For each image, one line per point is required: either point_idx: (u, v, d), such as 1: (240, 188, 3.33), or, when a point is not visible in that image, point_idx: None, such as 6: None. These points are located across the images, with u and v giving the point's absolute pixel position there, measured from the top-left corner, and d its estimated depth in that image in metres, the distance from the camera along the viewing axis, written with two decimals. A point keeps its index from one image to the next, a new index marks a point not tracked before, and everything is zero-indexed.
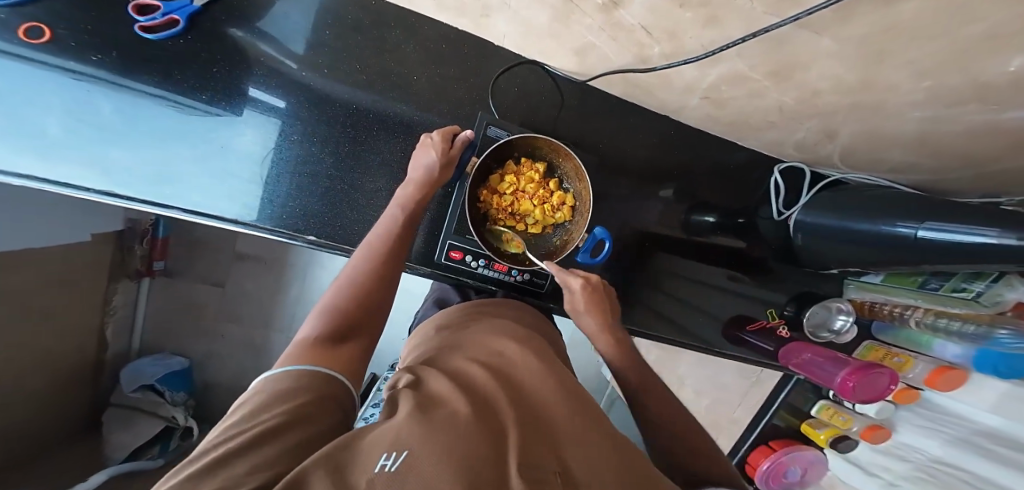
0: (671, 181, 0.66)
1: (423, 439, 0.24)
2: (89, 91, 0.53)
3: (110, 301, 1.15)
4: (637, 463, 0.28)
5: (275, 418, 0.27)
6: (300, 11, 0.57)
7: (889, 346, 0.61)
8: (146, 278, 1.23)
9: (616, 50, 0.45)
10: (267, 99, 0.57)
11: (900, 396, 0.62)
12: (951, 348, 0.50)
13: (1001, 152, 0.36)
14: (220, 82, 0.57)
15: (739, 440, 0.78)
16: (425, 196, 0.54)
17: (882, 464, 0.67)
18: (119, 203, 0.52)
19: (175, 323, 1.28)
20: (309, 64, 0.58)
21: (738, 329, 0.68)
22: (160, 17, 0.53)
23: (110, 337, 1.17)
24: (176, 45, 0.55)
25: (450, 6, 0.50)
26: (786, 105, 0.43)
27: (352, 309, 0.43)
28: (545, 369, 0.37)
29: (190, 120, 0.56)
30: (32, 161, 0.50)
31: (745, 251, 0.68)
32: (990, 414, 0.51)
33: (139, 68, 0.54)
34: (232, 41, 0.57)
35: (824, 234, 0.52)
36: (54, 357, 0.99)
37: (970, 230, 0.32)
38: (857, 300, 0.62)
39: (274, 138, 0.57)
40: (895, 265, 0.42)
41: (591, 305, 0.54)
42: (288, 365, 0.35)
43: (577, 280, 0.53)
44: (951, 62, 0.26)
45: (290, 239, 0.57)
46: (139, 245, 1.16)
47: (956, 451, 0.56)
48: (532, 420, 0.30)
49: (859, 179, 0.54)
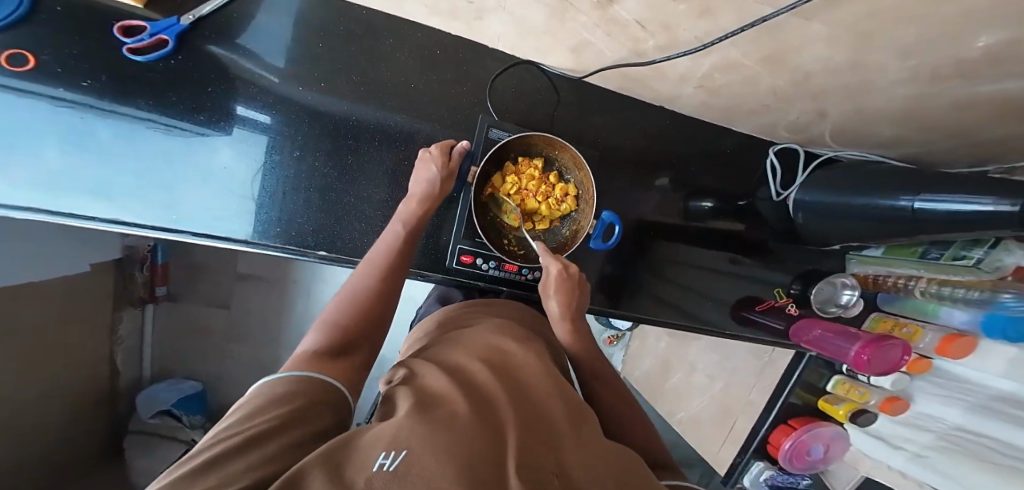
0: (667, 170, 0.67)
1: (422, 436, 0.24)
2: (83, 117, 0.52)
3: (116, 330, 1.10)
4: (632, 466, 0.28)
5: (269, 422, 0.27)
6: (283, 23, 0.56)
7: (896, 317, 0.62)
8: (150, 304, 1.18)
9: (611, 45, 0.45)
10: (260, 116, 0.57)
11: (913, 366, 0.60)
12: (958, 315, 0.51)
13: (987, 121, 0.37)
14: (218, 101, 0.56)
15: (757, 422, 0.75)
16: (427, 211, 0.54)
17: (903, 435, 0.64)
18: (129, 230, 0.54)
19: (180, 348, 1.25)
20: (301, 79, 0.57)
21: (750, 310, 0.70)
22: (148, 38, 0.52)
23: (121, 366, 1.14)
24: (166, 66, 0.54)
25: (443, 11, 0.50)
26: (779, 89, 0.44)
27: (352, 325, 0.43)
28: (543, 370, 0.38)
29: (183, 142, 0.55)
30: (34, 193, 0.50)
31: (745, 234, 0.69)
32: (1003, 379, 0.49)
33: (130, 92, 0.53)
34: (215, 58, 0.56)
35: (823, 212, 0.54)
36: (68, 391, 0.97)
37: (963, 201, 0.33)
38: (861, 274, 0.64)
39: (266, 154, 0.58)
40: (894, 237, 0.44)
41: (560, 295, 0.53)
42: (284, 373, 0.35)
43: (555, 267, 0.53)
44: (935, 42, 0.27)
45: (300, 255, 0.59)
46: (139, 272, 1.11)
47: (979, 419, 0.53)
48: (531, 419, 0.30)
49: (853, 155, 0.57)
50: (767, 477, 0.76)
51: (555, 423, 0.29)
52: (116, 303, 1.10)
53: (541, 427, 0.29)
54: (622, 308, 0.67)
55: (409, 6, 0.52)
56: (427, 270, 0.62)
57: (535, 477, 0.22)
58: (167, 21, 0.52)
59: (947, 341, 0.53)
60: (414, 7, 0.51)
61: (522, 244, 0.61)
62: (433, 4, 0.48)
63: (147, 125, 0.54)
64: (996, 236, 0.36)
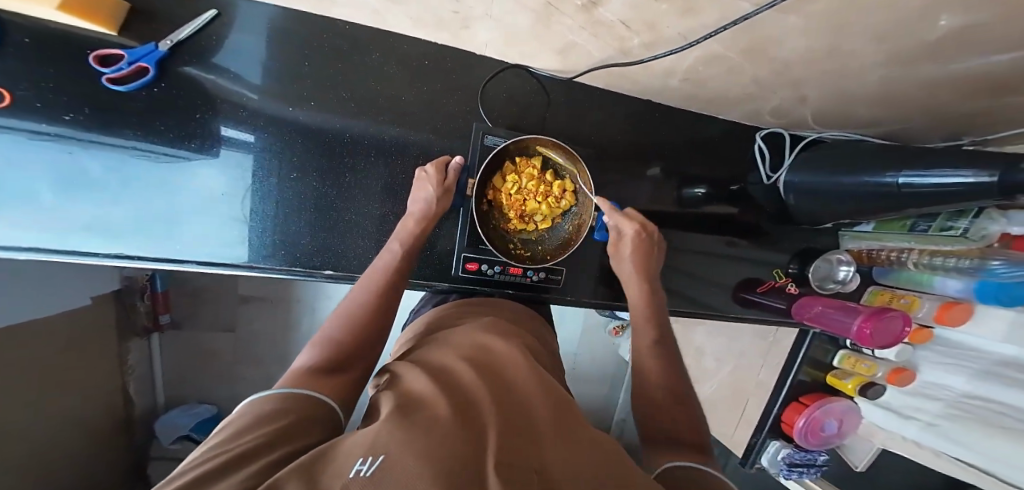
0: (659, 160, 0.69)
1: (401, 443, 0.25)
2: (73, 152, 0.51)
3: (126, 361, 1.10)
4: (611, 458, 0.29)
5: (257, 439, 0.27)
6: (256, 40, 0.54)
7: (892, 289, 0.64)
8: (154, 333, 1.15)
9: (598, 45, 0.46)
10: (242, 135, 0.56)
11: (914, 337, 0.61)
12: (951, 284, 0.52)
13: (963, 96, 0.39)
14: (208, 126, 0.55)
15: (769, 403, 0.76)
16: (424, 229, 0.54)
17: (913, 405, 0.62)
18: (130, 262, 0.55)
19: (189, 375, 1.23)
20: (279, 96, 0.56)
21: (751, 292, 0.72)
22: (127, 67, 0.49)
23: (134, 394, 1.14)
24: (149, 95, 0.52)
25: (430, 22, 0.49)
26: (762, 78, 0.45)
27: (350, 342, 0.42)
28: (527, 368, 0.38)
29: (166, 169, 0.54)
30: (37, 233, 0.51)
31: (739, 218, 0.71)
32: (1005, 344, 0.49)
33: (116, 123, 0.51)
34: (190, 79, 0.53)
35: (815, 193, 0.55)
36: (84, 424, 0.98)
37: (945, 174, 0.35)
38: (854, 250, 0.67)
39: (254, 177, 0.57)
40: (883, 213, 0.45)
41: (637, 251, 0.57)
42: (275, 389, 0.34)
43: (632, 226, 0.57)
44: (902, 26, 0.29)
45: (308, 277, 0.61)
46: (141, 301, 1.08)
47: (984, 384, 0.52)
48: (511, 417, 0.31)
49: (835, 135, 0.58)
50: (784, 456, 0.75)
51: (532, 421, 0.31)
52: (121, 334, 1.08)
53: (520, 425, 0.30)
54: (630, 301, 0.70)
55: (394, 20, 0.51)
56: (432, 280, 0.63)
57: (513, 475, 0.23)
58: (145, 48, 0.49)
59: (946, 308, 0.54)
60: (398, 20, 0.50)
61: (527, 246, 0.62)
62: (419, 16, 0.48)
63: (137, 156, 0.53)
64: (979, 206, 0.37)
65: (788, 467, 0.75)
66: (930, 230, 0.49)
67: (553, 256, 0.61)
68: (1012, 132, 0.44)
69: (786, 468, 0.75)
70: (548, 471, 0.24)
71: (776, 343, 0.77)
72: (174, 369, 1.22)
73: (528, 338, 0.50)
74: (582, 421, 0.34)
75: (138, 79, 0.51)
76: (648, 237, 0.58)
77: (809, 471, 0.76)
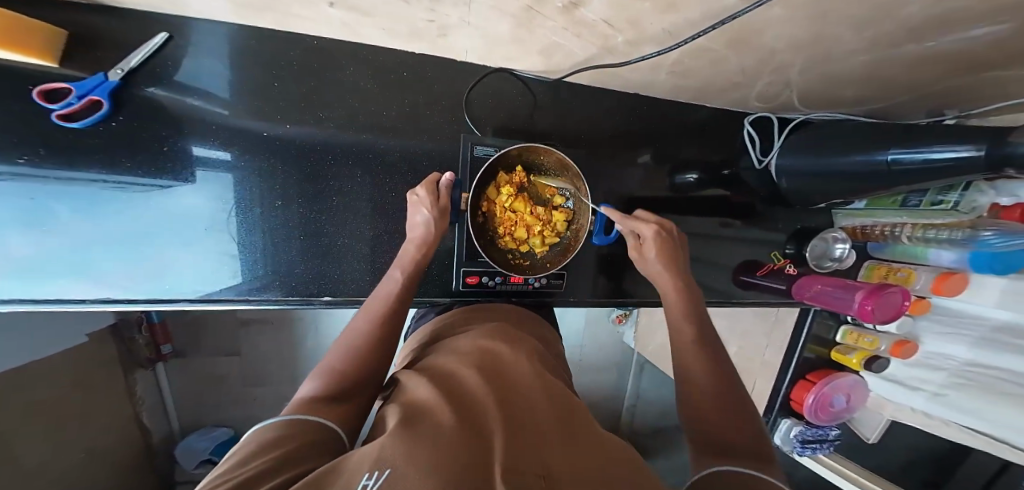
0: (649, 149, 0.68)
1: (407, 454, 0.23)
2: (36, 198, 0.47)
3: (133, 393, 1.06)
4: (623, 456, 0.28)
5: (259, 466, 0.25)
6: (217, 60, 0.50)
7: (889, 263, 0.66)
8: (159, 362, 1.11)
9: (580, 44, 0.44)
10: (218, 154, 0.53)
11: (914, 308, 0.64)
12: (945, 255, 0.55)
13: (947, 70, 0.39)
14: (178, 160, 0.52)
15: (778, 381, 0.77)
16: (426, 254, 0.54)
17: (918, 377, 0.65)
18: (120, 307, 0.53)
19: (201, 400, 1.19)
20: (253, 112, 0.53)
21: (750, 274, 0.73)
22: (77, 101, 0.45)
23: (149, 423, 1.12)
24: (108, 130, 0.48)
25: (402, 33, 0.47)
26: (747, 66, 0.45)
27: (354, 372, 0.41)
28: (532, 370, 0.38)
29: (147, 203, 0.52)
30: (17, 286, 0.48)
31: (734, 202, 0.72)
32: (999, 310, 0.53)
33: (77, 161, 0.48)
34: (155, 106, 0.50)
35: (805, 174, 0.56)
36: (95, 460, 0.96)
37: (937, 148, 0.36)
38: (848, 227, 0.70)
39: (236, 204, 0.55)
40: (874, 190, 0.46)
41: (661, 251, 0.55)
42: (279, 416, 0.33)
43: (650, 228, 0.55)
44: (883, 11, 0.28)
45: (306, 304, 0.60)
46: (139, 334, 1.04)
47: (983, 351, 0.56)
48: (519, 419, 0.29)
49: (822, 116, 0.60)
50: (796, 434, 0.76)
51: (542, 420, 0.29)
52: (124, 367, 1.03)
53: (528, 424, 0.29)
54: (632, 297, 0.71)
55: (367, 33, 0.48)
56: (436, 296, 0.63)
57: (525, 477, 0.22)
58: (94, 78, 0.45)
59: (942, 279, 0.57)
60: (371, 32, 0.48)
61: (527, 256, 0.63)
62: (391, 27, 0.45)
63: (108, 196, 0.50)
64: (969, 180, 0.38)
65: (801, 444, 0.76)
66: (921, 206, 0.54)
67: (556, 263, 0.62)
68: (997, 105, 0.48)
69: (799, 445, 0.76)
70: (559, 472, 0.23)
71: (780, 322, 0.79)
72: (185, 396, 1.17)
73: (532, 340, 0.49)
74: (591, 423, 0.33)
75: (91, 113, 0.47)
76: (669, 236, 0.56)
77: (822, 446, 0.77)
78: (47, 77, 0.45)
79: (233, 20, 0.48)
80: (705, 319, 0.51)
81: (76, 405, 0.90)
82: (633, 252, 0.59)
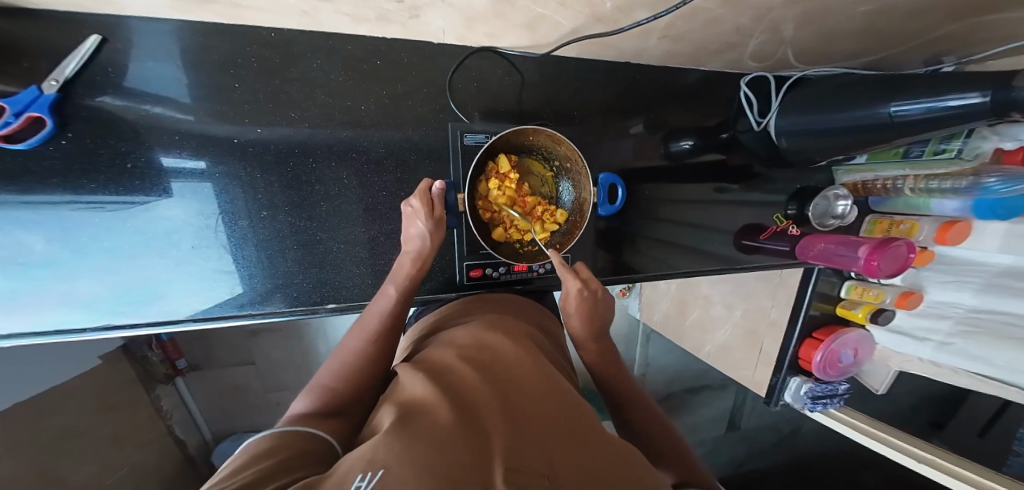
0: (644, 119, 0.67)
1: (402, 454, 0.24)
2: (2, 229, 0.45)
3: (159, 408, 1.07)
4: (624, 453, 0.28)
5: (250, 476, 0.25)
6: (168, 64, 0.47)
7: (890, 216, 0.67)
8: (180, 377, 1.11)
9: (568, 14, 0.41)
10: (191, 164, 0.51)
11: (918, 259, 0.64)
12: (948, 204, 0.56)
13: (950, 14, 0.37)
14: (145, 178, 0.49)
15: (785, 340, 0.79)
16: (421, 268, 0.53)
17: (926, 327, 0.66)
18: (125, 332, 0.52)
19: (227, 411, 1.21)
20: (212, 117, 0.50)
21: (752, 238, 0.74)
22: (14, 119, 0.41)
23: (183, 435, 1.14)
24: (60, 148, 0.46)
25: (371, 17, 0.44)
26: (742, 25, 0.43)
27: (350, 389, 0.40)
28: (532, 364, 0.38)
29: (127, 221, 0.50)
30: (19, 322, 0.48)
31: (733, 167, 0.72)
32: (1001, 255, 0.55)
33: (37, 185, 0.46)
34: (114, 117, 0.47)
35: (804, 133, 0.55)
36: (136, 475, 0.99)
37: (946, 97, 0.34)
38: (849, 183, 0.71)
39: (215, 216, 0.53)
40: (876, 144, 0.46)
41: (581, 310, 0.56)
42: (271, 429, 0.33)
43: (576, 284, 0.55)
44: None
45: (312, 314, 0.60)
46: (152, 352, 1.03)
47: (989, 297, 0.57)
48: (516, 416, 0.30)
49: (819, 72, 0.58)
50: (806, 390, 0.79)
51: (537, 410, 0.30)
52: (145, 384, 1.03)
53: (526, 421, 0.29)
54: (646, 272, 0.71)
55: (332, 20, 0.45)
56: (439, 292, 0.63)
57: (522, 477, 0.22)
58: (27, 93, 0.42)
59: (944, 230, 0.58)
60: (334, 18, 0.44)
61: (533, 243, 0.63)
62: (357, 12, 0.42)
63: (79, 220, 0.48)
64: (973, 126, 0.37)
65: (811, 400, 0.80)
66: (924, 155, 0.56)
67: (564, 246, 0.63)
68: (998, 48, 0.46)
69: (810, 401, 0.80)
70: (560, 471, 0.23)
71: (783, 283, 0.80)
72: (209, 407, 1.19)
73: (531, 330, 0.49)
74: (591, 415, 0.33)
75: (34, 132, 0.43)
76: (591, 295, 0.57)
77: (831, 401, 0.81)
78: None
79: (177, 16, 0.44)
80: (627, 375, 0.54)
81: (98, 428, 0.91)
82: (558, 302, 0.58)
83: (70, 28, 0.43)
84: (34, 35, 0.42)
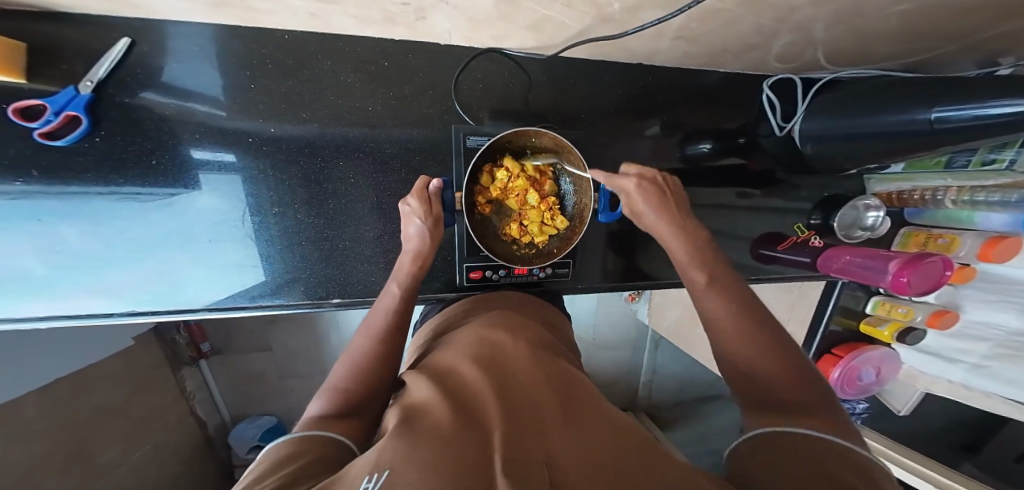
0: (660, 121, 0.65)
1: (405, 455, 0.23)
2: (42, 220, 0.48)
3: (184, 388, 1.12)
4: (638, 446, 0.27)
5: (273, 483, 0.26)
6: (189, 64, 0.48)
7: (928, 229, 0.64)
8: (203, 360, 1.16)
9: (573, 16, 0.40)
10: (217, 157, 0.52)
11: (956, 277, 0.60)
12: (995, 218, 0.52)
13: (1002, 13, 0.34)
14: (167, 173, 0.51)
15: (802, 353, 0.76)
16: (420, 264, 0.53)
17: (959, 348, 0.61)
18: (147, 318, 0.54)
19: (243, 397, 1.26)
20: (228, 114, 0.51)
21: (770, 248, 0.71)
22: (54, 118, 0.43)
23: (205, 416, 1.20)
24: (93, 145, 0.47)
25: (377, 19, 0.44)
26: (764, 25, 0.40)
27: (366, 389, 0.40)
28: (533, 359, 0.37)
29: (150, 212, 0.51)
30: (49, 305, 0.50)
31: (755, 172, 0.69)
32: None
33: (71, 179, 0.47)
34: (140, 112, 0.48)
35: (833, 138, 0.51)
36: (161, 452, 1.05)
37: (991, 104, 0.31)
38: (883, 193, 0.68)
39: (233, 210, 0.55)
40: (912, 152, 0.43)
41: (654, 201, 0.49)
42: (292, 434, 0.33)
43: (632, 182, 0.49)
44: None
45: (317, 308, 0.61)
46: (179, 335, 1.08)
47: None
48: (519, 410, 0.29)
49: (851, 75, 0.55)
50: None
51: (543, 404, 0.29)
52: (173, 365, 1.09)
53: (528, 416, 0.28)
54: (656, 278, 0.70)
55: (340, 23, 0.45)
56: (441, 292, 0.64)
57: (523, 471, 0.21)
58: (65, 93, 0.44)
59: (991, 245, 0.52)
60: (343, 21, 0.45)
61: (529, 245, 0.62)
62: (363, 14, 0.42)
63: (108, 210, 0.50)
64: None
65: None
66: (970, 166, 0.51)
67: (559, 251, 0.62)
68: None
69: None
70: (563, 463, 0.22)
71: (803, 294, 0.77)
72: (228, 392, 1.24)
73: (536, 327, 0.48)
74: (598, 407, 0.32)
75: (73, 130, 0.46)
76: (656, 184, 0.50)
77: None
78: (28, 95, 0.44)
79: (203, 19, 0.45)
80: (718, 258, 0.45)
81: (130, 408, 0.96)
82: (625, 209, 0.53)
83: (97, 29, 0.44)
84: (62, 36, 0.43)
